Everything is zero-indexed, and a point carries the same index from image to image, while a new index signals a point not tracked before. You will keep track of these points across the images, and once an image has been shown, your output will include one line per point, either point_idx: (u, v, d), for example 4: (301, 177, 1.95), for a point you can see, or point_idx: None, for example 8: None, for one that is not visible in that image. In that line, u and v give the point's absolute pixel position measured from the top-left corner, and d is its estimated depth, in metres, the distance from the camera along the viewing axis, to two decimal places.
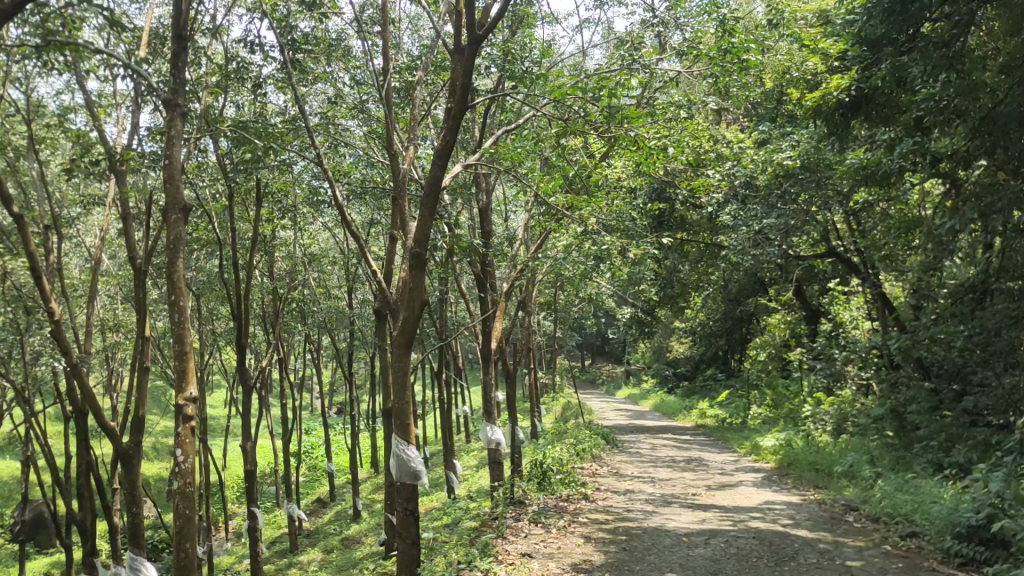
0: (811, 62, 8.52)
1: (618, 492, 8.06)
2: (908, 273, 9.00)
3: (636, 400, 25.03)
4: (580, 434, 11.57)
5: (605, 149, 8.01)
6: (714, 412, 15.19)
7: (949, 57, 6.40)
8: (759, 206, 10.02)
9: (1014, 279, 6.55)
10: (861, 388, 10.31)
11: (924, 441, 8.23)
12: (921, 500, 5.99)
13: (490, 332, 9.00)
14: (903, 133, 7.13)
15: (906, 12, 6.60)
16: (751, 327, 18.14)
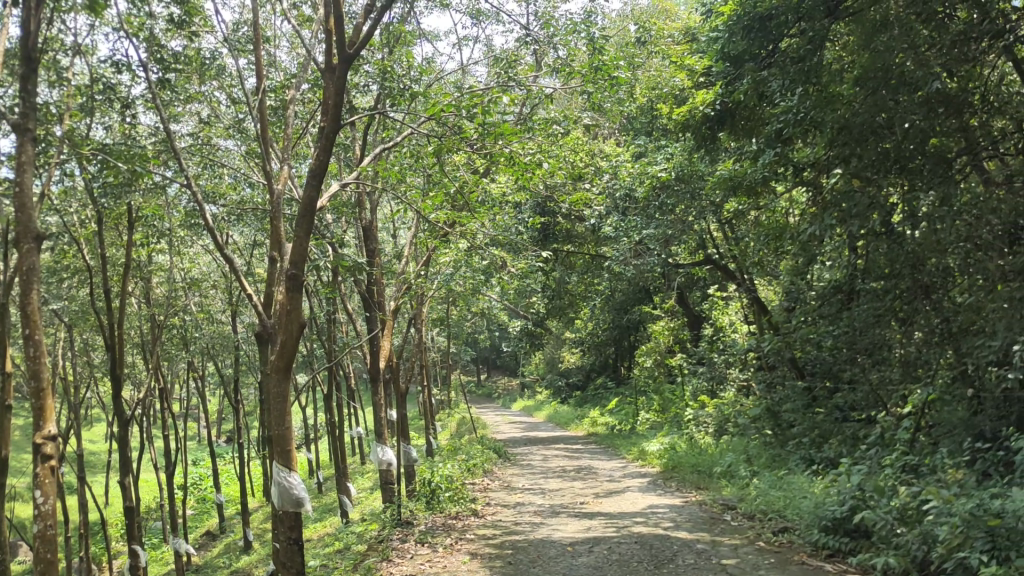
0: (680, 78, 8.89)
1: (508, 506, 8.10)
2: (781, 278, 9.42)
3: (531, 412, 25.26)
4: (473, 449, 11.60)
5: (484, 165, 8.10)
6: (605, 420, 15.52)
7: (804, 71, 6.78)
8: (639, 218, 10.45)
9: (874, 279, 6.93)
10: (741, 390, 10.71)
11: (799, 437, 8.64)
12: (792, 496, 6.26)
13: (378, 352, 8.90)
14: (766, 144, 7.53)
15: (765, 29, 7.07)
16: (638, 336, 18.60)
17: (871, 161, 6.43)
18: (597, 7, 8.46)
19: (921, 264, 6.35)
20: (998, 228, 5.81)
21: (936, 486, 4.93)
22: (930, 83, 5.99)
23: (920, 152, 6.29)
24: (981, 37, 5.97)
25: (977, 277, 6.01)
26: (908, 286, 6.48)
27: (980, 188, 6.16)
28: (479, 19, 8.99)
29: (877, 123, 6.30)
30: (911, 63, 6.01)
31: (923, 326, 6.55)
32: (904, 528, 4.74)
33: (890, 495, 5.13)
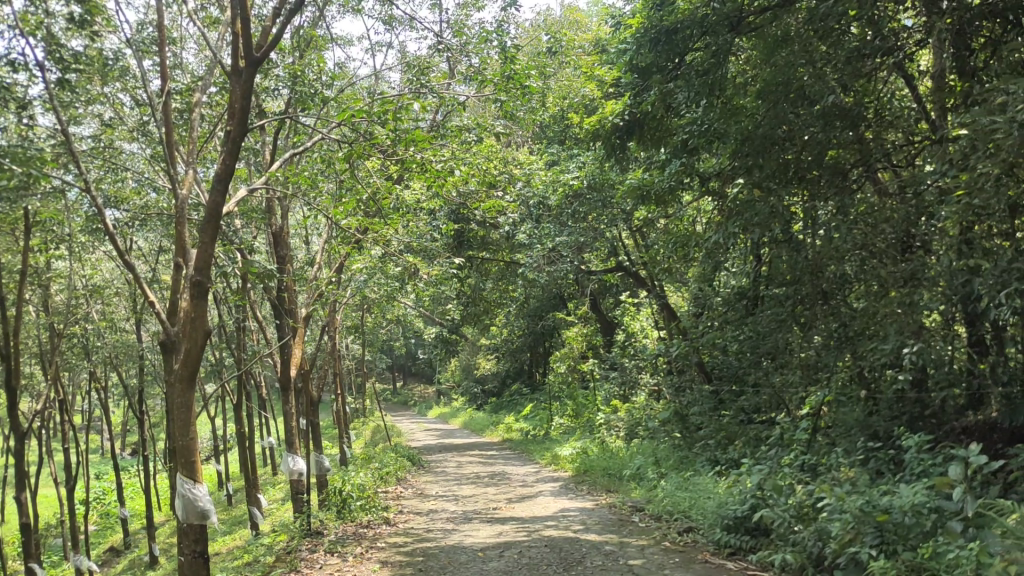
0: (590, 88, 9.04)
1: (421, 513, 8.08)
2: (689, 284, 9.68)
3: (447, 419, 25.20)
4: (387, 457, 11.51)
5: (397, 172, 8.10)
6: (520, 426, 15.65)
7: (709, 84, 6.97)
8: (552, 225, 10.60)
9: (777, 286, 7.17)
10: (652, 394, 10.92)
11: (705, 439, 8.90)
12: (698, 496, 6.44)
13: (289, 360, 8.75)
14: (674, 154, 7.74)
15: (671, 42, 7.22)
16: (552, 341, 18.76)
17: (772, 171, 6.74)
18: (510, 16, 8.52)
19: (820, 271, 6.58)
20: (891, 237, 6.11)
21: (830, 484, 5.15)
22: (827, 97, 6.31)
23: (819, 163, 6.64)
24: (873, 54, 6.27)
25: (871, 283, 6.27)
26: (808, 292, 6.76)
27: (873, 198, 6.46)
28: (392, 25, 8.96)
29: (777, 135, 6.59)
30: (810, 78, 6.33)
31: (822, 330, 6.79)
32: (801, 526, 4.92)
33: (788, 493, 5.33)
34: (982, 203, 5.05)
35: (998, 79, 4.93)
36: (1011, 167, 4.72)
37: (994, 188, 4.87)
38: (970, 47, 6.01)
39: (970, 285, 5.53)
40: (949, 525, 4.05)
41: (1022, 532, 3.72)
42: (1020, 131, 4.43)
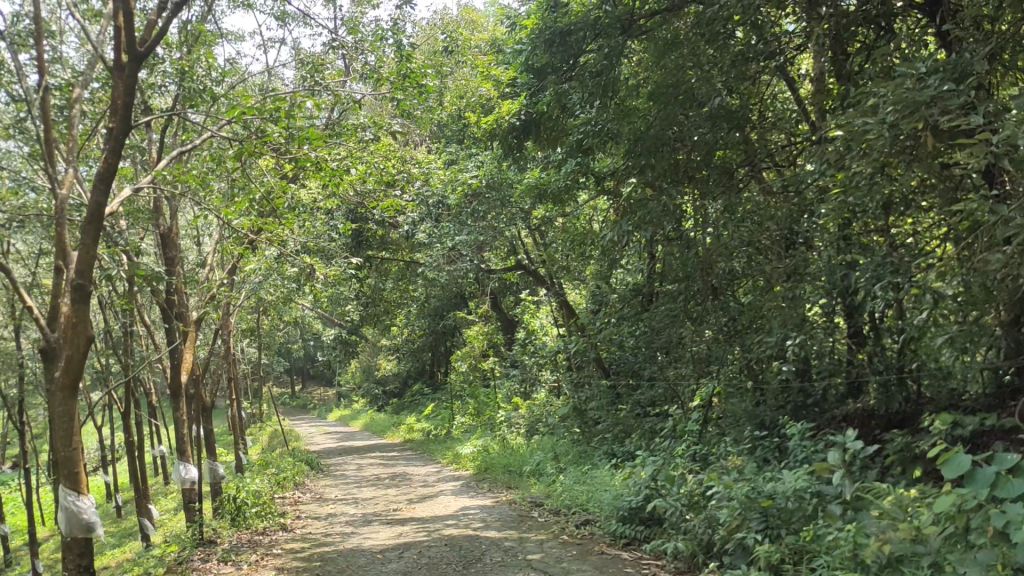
0: (486, 88, 9.03)
1: (319, 517, 7.97)
2: (587, 282, 9.84)
3: (347, 421, 24.88)
4: (284, 462, 11.27)
5: (290, 171, 7.95)
6: (421, 426, 15.59)
7: (602, 84, 7.11)
8: (452, 224, 10.59)
9: (670, 282, 7.34)
10: (551, 390, 11.05)
11: (603, 433, 9.07)
12: (595, 489, 6.57)
13: (180, 365, 8.46)
14: (570, 154, 7.83)
15: (565, 44, 7.33)
16: (453, 341, 18.77)
17: (664, 170, 6.86)
18: (405, 14, 8.47)
19: (710, 268, 6.81)
20: (776, 234, 6.36)
21: (719, 473, 5.33)
22: (713, 98, 6.54)
23: (706, 164, 6.87)
24: (756, 57, 6.46)
25: (758, 278, 6.52)
26: (700, 288, 6.99)
27: (759, 197, 6.73)
28: (284, 21, 8.79)
29: (668, 136, 6.77)
30: (697, 79, 6.53)
31: (713, 324, 7.10)
32: (692, 514, 5.08)
33: (680, 483, 5.50)
34: (856, 200, 5.32)
35: (871, 83, 5.19)
36: (882, 167, 4.98)
37: (867, 186, 5.14)
38: (846, 53, 6.28)
39: (847, 279, 5.83)
40: (829, 508, 4.26)
41: (894, 513, 3.94)
42: (891, 132, 4.68)
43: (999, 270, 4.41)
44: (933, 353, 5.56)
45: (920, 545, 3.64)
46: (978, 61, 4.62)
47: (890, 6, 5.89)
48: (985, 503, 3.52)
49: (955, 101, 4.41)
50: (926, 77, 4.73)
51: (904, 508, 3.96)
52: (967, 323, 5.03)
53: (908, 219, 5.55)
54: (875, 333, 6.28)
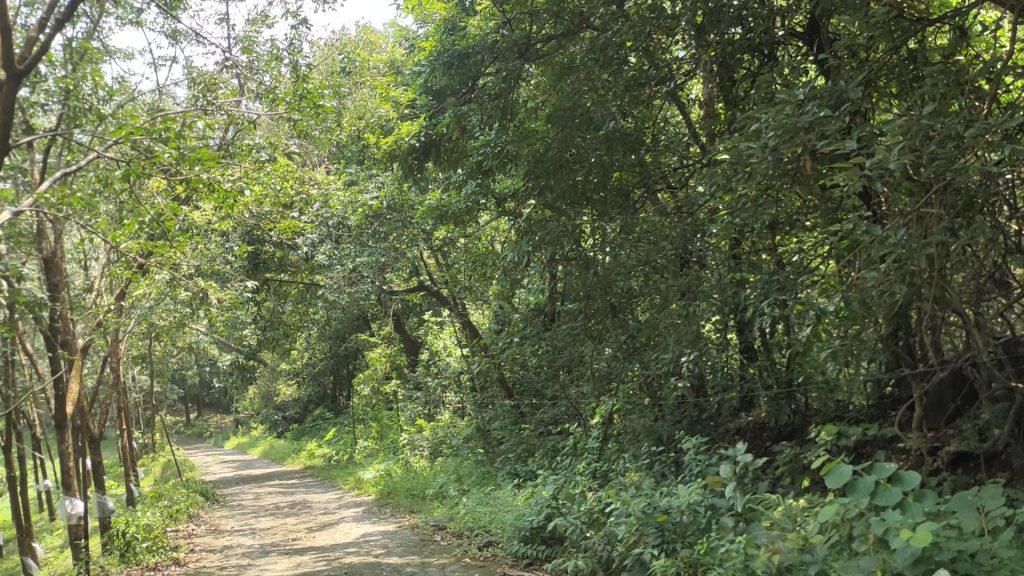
0: (384, 109, 8.94)
1: (214, 550, 7.70)
2: (489, 302, 9.87)
3: (245, 449, 24.18)
4: (178, 493, 10.84)
5: (182, 193, 7.74)
6: (323, 451, 15.30)
7: (501, 108, 7.15)
8: (352, 245, 10.43)
9: (571, 301, 7.48)
10: (455, 412, 11.02)
11: (506, 453, 9.09)
12: (497, 510, 6.58)
13: (65, 396, 8.08)
14: (469, 175, 7.82)
15: (464, 66, 7.40)
16: (356, 363, 18.52)
17: (562, 192, 6.94)
18: (302, 34, 8.39)
19: (609, 286, 7.02)
20: (671, 253, 6.72)
21: (617, 490, 5.42)
22: (608, 122, 6.73)
23: (602, 186, 7.02)
24: (648, 82, 6.64)
25: (654, 296, 6.80)
26: (599, 307, 7.17)
27: (654, 217, 7.00)
28: (177, 39, 8.57)
29: (565, 158, 6.91)
30: (592, 103, 6.74)
31: (613, 342, 7.35)
32: (592, 532, 5.15)
33: (580, 501, 5.56)
34: (742, 221, 5.54)
35: (754, 108, 5.39)
36: (766, 188, 5.19)
37: (753, 208, 5.35)
38: (733, 78, 6.51)
39: (737, 297, 6.04)
40: (722, 521, 4.39)
41: (783, 524, 4.09)
42: (773, 156, 4.88)
43: (875, 286, 4.68)
44: (819, 367, 5.81)
45: (807, 554, 3.78)
46: (852, 88, 4.85)
47: (773, 34, 6.15)
48: (865, 511, 3.69)
49: (831, 126, 4.62)
50: (805, 103, 4.96)
51: (792, 519, 4.11)
52: (848, 338, 5.30)
53: (793, 238, 5.79)
54: (765, 348, 6.52)
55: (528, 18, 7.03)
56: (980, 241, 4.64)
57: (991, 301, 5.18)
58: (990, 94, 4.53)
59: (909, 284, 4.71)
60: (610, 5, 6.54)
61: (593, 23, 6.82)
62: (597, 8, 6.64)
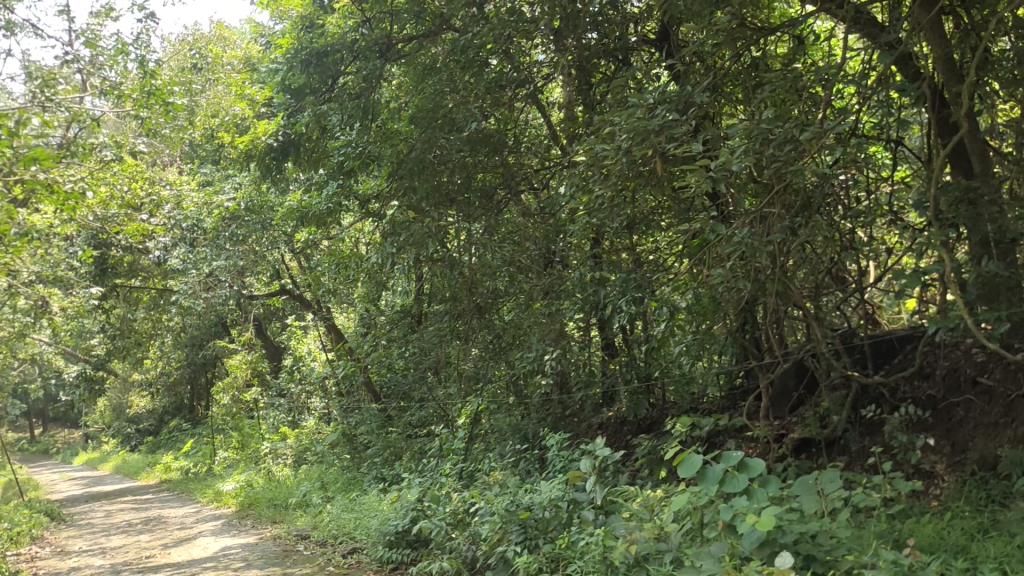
0: (239, 107, 8.50)
1: (59, 573, 7.25)
2: (354, 305, 9.71)
3: (95, 464, 22.81)
4: (17, 514, 10.11)
5: (16, 194, 7.23)
6: (180, 464, 14.63)
7: (361, 107, 7.05)
8: (208, 249, 10.19)
9: (438, 302, 7.58)
10: (321, 417, 10.80)
11: (373, 457, 8.95)
12: (363, 516, 6.50)
13: None
14: (330, 176, 7.55)
15: (323, 66, 7.21)
16: (215, 371, 17.82)
17: (426, 193, 6.80)
18: (151, 29, 8.05)
19: (475, 288, 7.20)
20: (534, 253, 6.94)
21: (482, 490, 5.46)
22: (470, 123, 6.73)
23: (467, 188, 6.97)
24: (509, 85, 6.76)
25: (518, 296, 7.07)
26: (466, 308, 7.32)
27: (519, 218, 7.12)
28: (11, 31, 8.01)
29: (428, 159, 6.77)
30: (454, 104, 6.69)
31: (479, 342, 7.41)
32: (457, 532, 5.16)
33: (445, 502, 5.55)
34: (599, 221, 5.68)
35: (609, 111, 5.55)
36: (622, 190, 5.35)
37: (609, 208, 5.48)
38: (590, 82, 6.63)
39: (597, 295, 6.23)
40: (583, 515, 4.48)
41: (640, 515, 4.21)
42: (626, 158, 5.04)
43: (723, 283, 4.90)
44: (675, 361, 6.03)
45: (663, 542, 3.91)
46: (697, 93, 5.10)
47: (627, 40, 6.37)
48: (715, 498, 3.86)
49: (678, 130, 4.85)
50: (654, 107, 5.15)
51: (649, 509, 4.25)
52: (700, 333, 5.53)
53: (649, 237, 6.00)
54: (625, 344, 6.71)
55: (389, 17, 6.99)
56: (817, 238, 4.95)
57: (830, 295, 5.53)
58: (824, 100, 4.83)
59: (754, 280, 4.97)
60: (470, 7, 6.68)
61: (455, 25, 6.94)
62: (458, 11, 6.76)
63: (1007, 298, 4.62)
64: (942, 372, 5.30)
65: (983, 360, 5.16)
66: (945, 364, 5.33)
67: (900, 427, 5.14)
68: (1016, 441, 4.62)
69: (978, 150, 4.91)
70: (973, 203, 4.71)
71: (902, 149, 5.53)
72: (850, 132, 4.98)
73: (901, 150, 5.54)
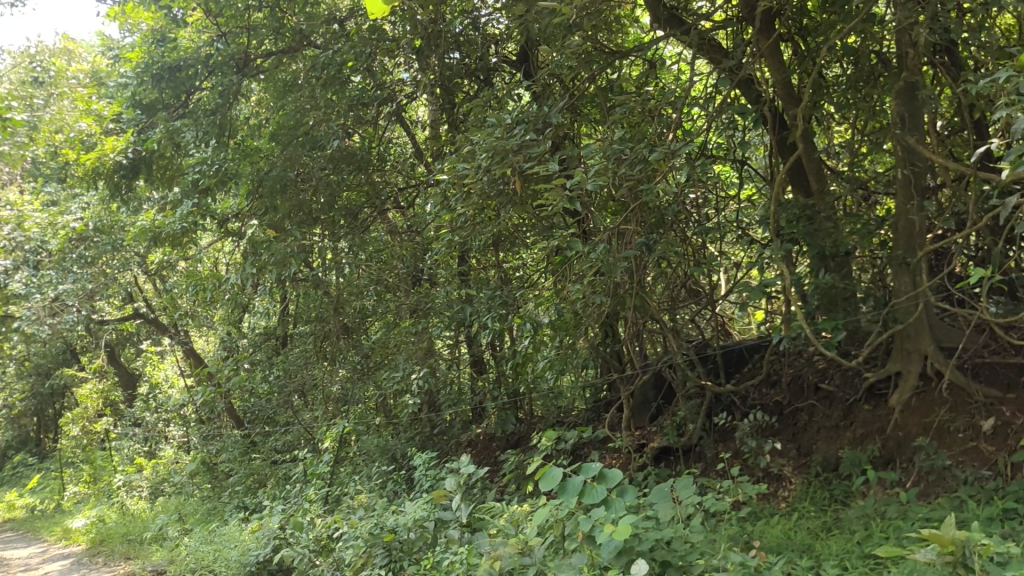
0: (86, 123, 8.01)
1: None
2: (214, 329, 9.36)
3: None
4: None
5: None
6: (23, 502, 13.67)
7: (217, 124, 6.84)
8: (53, 271, 9.58)
9: (304, 323, 7.44)
10: (180, 446, 10.34)
11: (234, 486, 8.63)
12: (222, 547, 6.25)
13: None
14: (185, 195, 7.23)
15: (176, 82, 6.92)
16: (65, 402, 16.80)
17: (287, 212, 6.75)
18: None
19: (341, 306, 7.09)
20: (402, 272, 6.87)
21: (347, 514, 5.36)
22: (332, 141, 6.55)
23: (330, 206, 6.91)
24: (371, 102, 6.72)
25: (386, 315, 6.98)
26: (332, 328, 7.20)
27: (385, 236, 7.04)
28: None
29: (288, 177, 6.64)
30: (315, 121, 6.52)
31: (346, 363, 7.29)
32: (321, 559, 5.04)
33: (308, 529, 5.43)
34: (462, 239, 5.71)
35: (470, 131, 5.59)
36: (483, 208, 5.41)
37: (471, 226, 5.56)
38: (453, 101, 6.67)
39: (463, 312, 6.25)
40: (448, 534, 4.47)
41: (505, 531, 4.24)
42: (486, 177, 5.09)
43: (583, 298, 5.03)
44: (540, 375, 6.11)
45: (526, 557, 3.92)
46: (553, 113, 5.20)
47: (488, 61, 6.55)
48: (575, 509, 3.94)
49: (535, 150, 4.94)
50: (513, 127, 5.25)
51: (514, 525, 4.28)
52: (563, 347, 5.63)
53: (515, 255, 6.11)
54: (493, 360, 6.75)
55: (246, 32, 6.83)
56: (671, 254, 5.14)
57: (685, 308, 5.76)
58: (673, 122, 5.01)
59: (613, 295, 5.13)
60: (331, 24, 6.67)
61: (315, 42, 6.82)
62: (318, 28, 6.72)
63: (843, 308, 4.96)
64: (787, 378, 5.62)
65: (823, 366, 5.51)
66: (790, 371, 5.66)
67: (750, 432, 5.41)
68: (854, 442, 4.95)
69: (815, 169, 5.15)
70: (811, 220, 4.99)
71: (748, 169, 5.79)
72: (698, 152, 5.21)
73: (748, 170, 5.81)
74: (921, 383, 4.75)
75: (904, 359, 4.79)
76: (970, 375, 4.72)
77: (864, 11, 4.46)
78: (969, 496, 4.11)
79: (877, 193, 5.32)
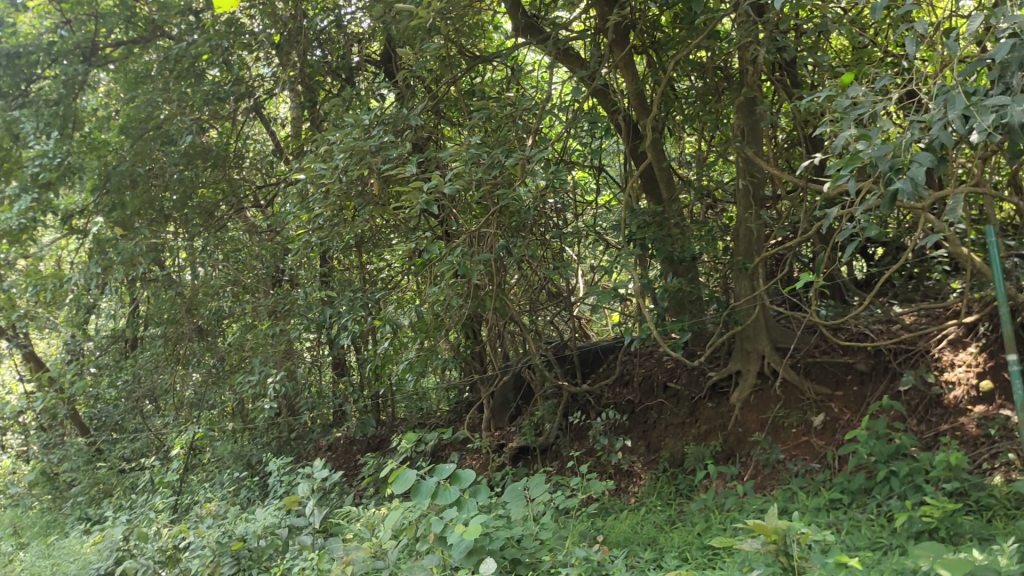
0: None
1: None
2: (57, 331, 8.83)
3: None
4: None
5: None
6: None
7: (60, 114, 6.44)
8: None
9: (154, 326, 7.14)
10: (18, 456, 9.71)
11: (77, 497, 8.18)
12: (60, 561, 5.90)
13: None
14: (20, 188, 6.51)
15: (14, 67, 6.43)
16: None
17: (138, 208, 6.51)
18: None
19: (195, 308, 6.85)
20: (262, 273, 6.72)
21: (195, 524, 5.17)
22: (185, 136, 6.37)
23: (184, 204, 6.70)
24: (228, 97, 6.46)
25: (243, 317, 6.77)
26: (186, 330, 6.95)
27: (244, 235, 6.85)
28: None
29: (138, 173, 6.38)
30: (170, 115, 6.31)
31: (201, 367, 7.03)
32: (166, 570, 4.85)
33: (154, 540, 5.20)
34: (321, 240, 5.59)
35: (329, 130, 5.53)
36: (343, 209, 5.35)
37: (330, 227, 5.47)
38: (315, 99, 6.52)
39: (323, 314, 6.18)
40: (302, 540, 4.40)
41: (359, 535, 4.20)
42: (345, 178, 5.05)
43: (440, 301, 5.08)
44: (400, 377, 6.09)
45: (379, 560, 3.88)
46: (412, 116, 5.25)
47: (350, 59, 6.52)
48: (428, 510, 3.96)
49: (394, 151, 4.97)
50: (371, 127, 5.21)
51: (368, 528, 4.25)
52: (424, 349, 5.59)
53: (378, 256, 6.08)
54: (355, 363, 6.67)
55: (95, 19, 6.54)
56: (529, 258, 5.26)
57: (545, 310, 5.94)
58: (532, 128, 5.12)
59: (472, 296, 5.21)
60: (186, 16, 6.52)
61: (170, 32, 6.72)
62: (173, 18, 6.56)
63: (690, 310, 5.22)
64: (639, 378, 5.85)
65: (672, 366, 5.75)
66: (642, 371, 5.88)
67: (603, 431, 5.58)
68: (699, 438, 5.19)
69: (665, 177, 5.40)
70: (661, 225, 5.19)
71: (606, 176, 6.02)
72: (556, 159, 5.35)
73: (606, 177, 6.05)
74: (759, 381, 5.06)
75: (743, 359, 5.10)
76: (803, 373, 5.05)
77: (708, 29, 4.69)
78: (800, 487, 4.38)
79: (722, 201, 5.61)
